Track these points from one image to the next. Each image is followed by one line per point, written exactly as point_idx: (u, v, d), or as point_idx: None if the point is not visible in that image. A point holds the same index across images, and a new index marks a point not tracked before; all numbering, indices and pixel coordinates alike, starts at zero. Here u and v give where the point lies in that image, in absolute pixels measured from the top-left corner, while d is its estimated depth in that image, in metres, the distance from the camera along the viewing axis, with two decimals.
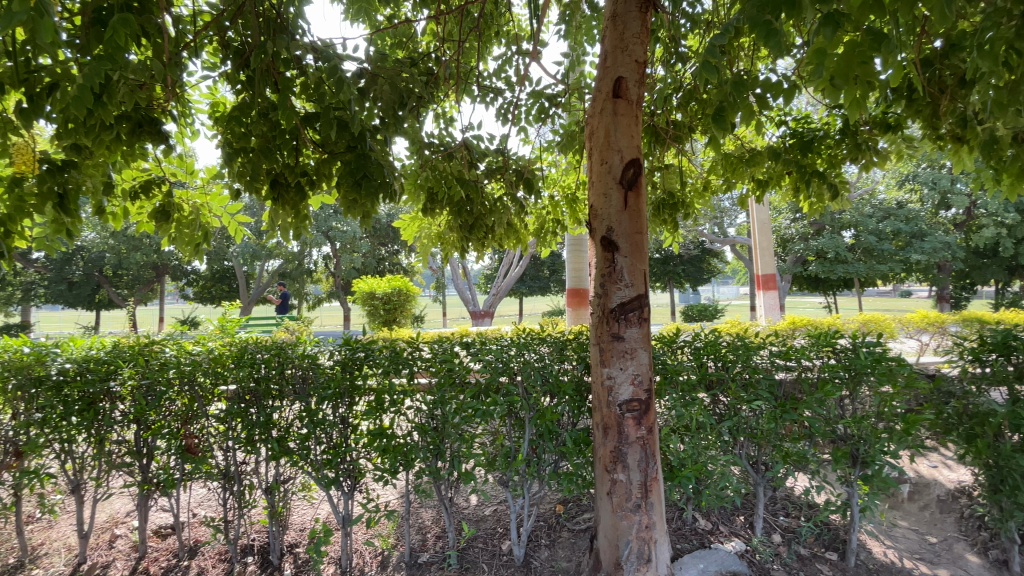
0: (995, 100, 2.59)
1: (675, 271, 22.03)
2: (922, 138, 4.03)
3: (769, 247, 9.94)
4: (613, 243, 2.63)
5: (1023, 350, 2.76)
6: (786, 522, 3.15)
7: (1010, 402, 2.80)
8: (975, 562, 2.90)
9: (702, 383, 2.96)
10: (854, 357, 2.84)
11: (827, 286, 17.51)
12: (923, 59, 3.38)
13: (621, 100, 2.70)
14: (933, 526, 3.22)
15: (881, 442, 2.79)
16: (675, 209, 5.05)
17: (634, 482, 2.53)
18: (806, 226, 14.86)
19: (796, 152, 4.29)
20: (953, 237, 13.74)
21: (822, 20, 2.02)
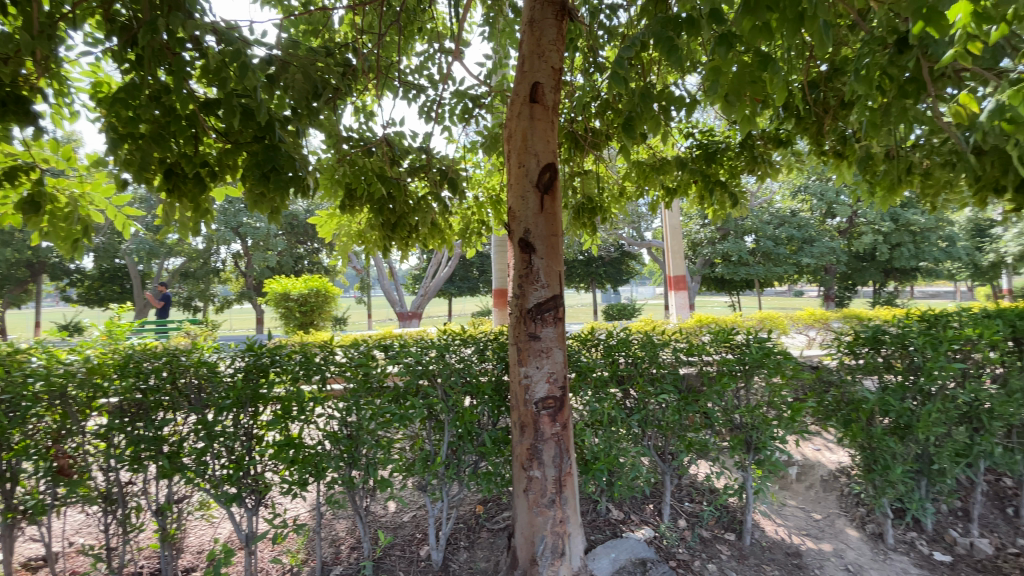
0: (871, 121, 2.91)
1: (599, 272, 22.91)
2: (809, 154, 4.47)
3: (680, 250, 10.60)
4: (530, 244, 2.66)
5: (889, 344, 3.14)
6: (691, 507, 3.36)
7: (878, 389, 3.17)
8: (854, 535, 3.23)
9: (614, 378, 3.11)
10: (748, 352, 3.09)
11: (733, 286, 19.00)
12: (811, 82, 3.75)
13: (538, 105, 2.74)
14: (818, 503, 3.56)
15: (772, 430, 3.05)
16: (594, 213, 5.24)
17: (549, 478, 2.59)
18: (713, 232, 16.06)
19: (701, 163, 4.64)
20: (838, 243, 15.40)
21: (718, 39, 2.16)
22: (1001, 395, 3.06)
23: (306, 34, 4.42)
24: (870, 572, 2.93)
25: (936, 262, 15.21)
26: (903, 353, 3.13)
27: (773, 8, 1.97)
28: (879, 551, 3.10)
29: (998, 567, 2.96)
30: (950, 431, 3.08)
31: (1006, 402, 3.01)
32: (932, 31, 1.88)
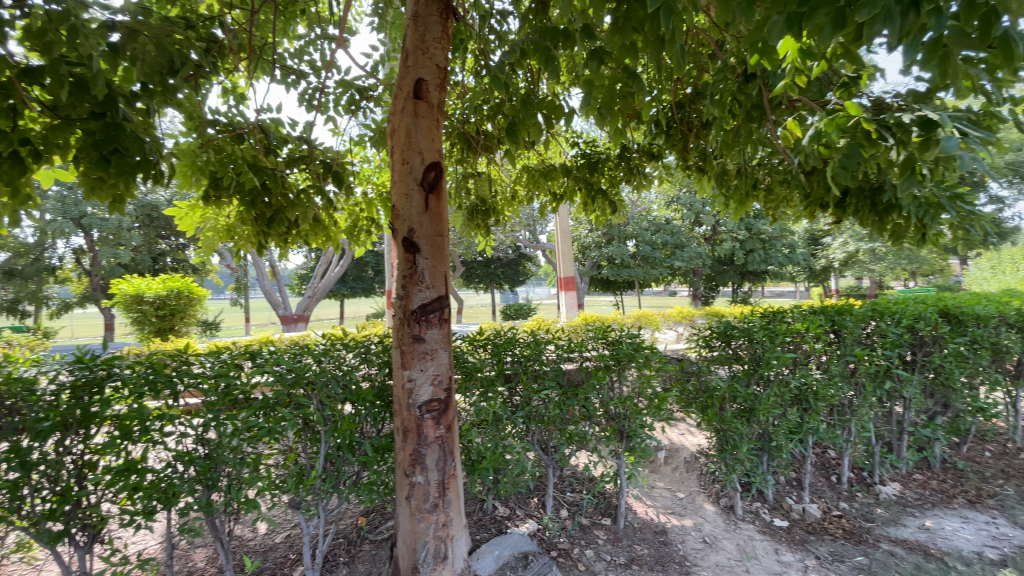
0: (725, 141, 3.28)
1: (496, 273, 23.27)
2: (676, 168, 4.94)
3: (570, 252, 11.12)
4: (414, 244, 2.58)
5: (737, 337, 3.57)
6: (572, 497, 3.53)
7: (729, 377, 3.58)
8: (711, 510, 3.58)
9: (500, 378, 3.15)
10: (620, 347, 3.31)
11: (618, 287, 20.44)
12: (677, 102, 4.15)
13: (422, 102, 2.68)
14: (681, 483, 3.94)
15: (641, 418, 3.31)
16: (487, 215, 5.29)
17: (432, 482, 2.54)
18: (599, 236, 17.16)
19: (585, 171, 4.97)
20: (704, 249, 17.28)
21: (590, 54, 2.27)
22: (823, 379, 3.62)
23: (162, 1, 3.89)
24: (723, 541, 3.24)
25: (780, 266, 17.68)
26: (748, 345, 3.57)
27: (638, 30, 2.13)
28: (731, 522, 3.44)
29: (824, 527, 3.38)
30: (786, 411, 3.57)
31: (826, 384, 3.55)
32: (767, 63, 2.12)
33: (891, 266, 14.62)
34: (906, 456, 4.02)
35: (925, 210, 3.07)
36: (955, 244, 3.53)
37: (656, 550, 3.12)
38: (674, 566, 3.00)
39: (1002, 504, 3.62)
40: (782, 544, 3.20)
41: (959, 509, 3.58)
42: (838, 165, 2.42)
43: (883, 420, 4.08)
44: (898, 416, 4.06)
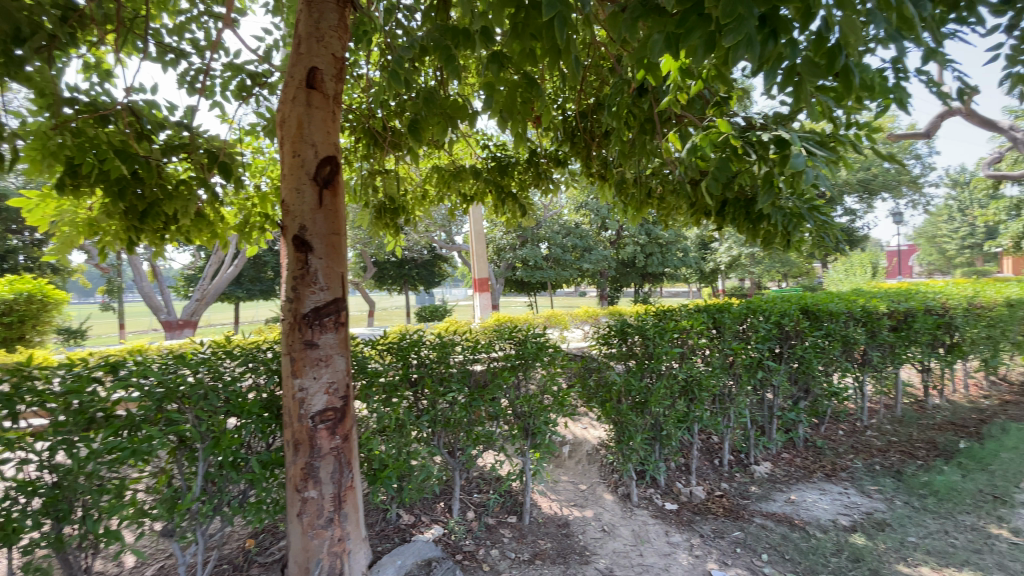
0: (623, 150, 3.47)
1: (410, 274, 22.71)
2: (581, 174, 5.15)
3: (484, 253, 11.11)
4: (306, 242, 2.42)
5: (633, 335, 3.80)
6: (478, 498, 3.54)
7: (625, 372, 3.79)
8: (610, 498, 3.77)
9: (404, 382, 3.06)
10: (524, 347, 3.36)
11: (531, 288, 20.92)
12: (580, 113, 4.35)
13: (316, 92, 2.52)
14: (583, 475, 4.11)
15: (546, 415, 3.38)
16: (396, 214, 5.19)
17: (326, 496, 2.40)
18: (513, 238, 17.44)
19: (495, 174, 5.01)
20: (610, 252, 18.24)
21: (490, 56, 2.28)
22: (706, 370, 3.96)
23: None
24: (620, 528, 3.41)
25: (677, 268, 19.13)
26: (642, 342, 3.81)
27: (536, 37, 2.16)
28: (628, 509, 3.64)
29: (708, 507, 3.68)
30: (674, 402, 3.86)
31: (708, 375, 3.90)
32: (651, 79, 2.23)
33: (768, 268, 16.42)
34: (776, 437, 4.52)
35: (790, 220, 3.48)
36: (814, 250, 4.03)
37: (559, 543, 3.21)
38: (575, 557, 3.10)
39: (850, 475, 4.18)
40: (671, 525, 3.44)
41: (818, 482, 4.07)
42: (712, 177, 2.62)
43: (757, 406, 4.55)
44: (770, 402, 4.56)
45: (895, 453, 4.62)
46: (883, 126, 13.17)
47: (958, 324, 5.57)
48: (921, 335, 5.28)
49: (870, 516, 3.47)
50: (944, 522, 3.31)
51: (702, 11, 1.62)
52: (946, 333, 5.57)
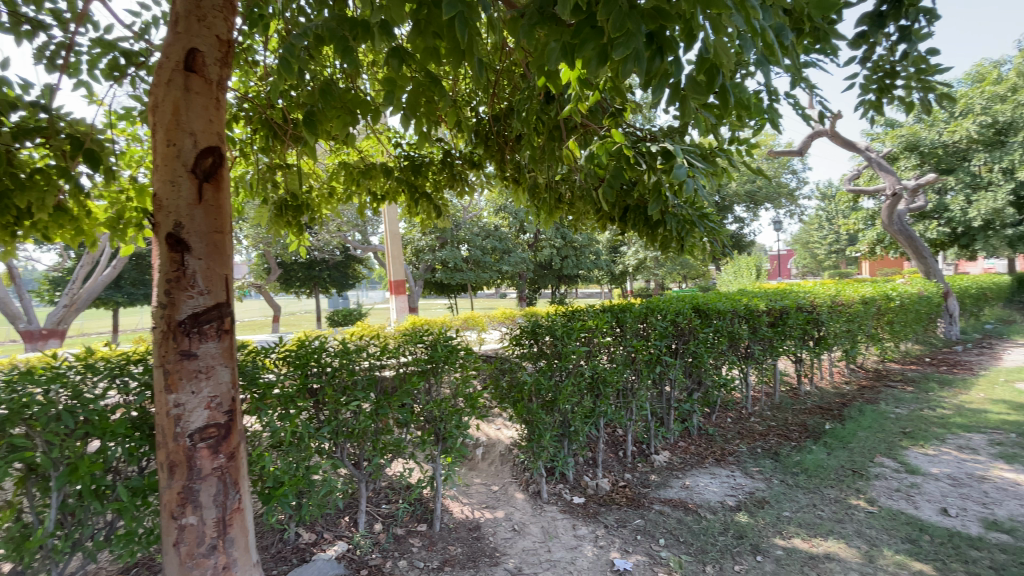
0: (533, 155, 3.54)
1: (320, 276, 21.54)
2: (495, 177, 5.19)
3: (400, 254, 10.80)
4: (183, 241, 2.19)
5: (543, 335, 3.86)
6: (387, 509, 3.43)
7: (536, 372, 3.85)
8: (521, 497, 3.82)
9: (302, 393, 2.86)
10: (434, 351, 3.29)
11: (451, 290, 20.76)
12: (493, 116, 4.39)
13: (195, 76, 2.28)
14: (496, 476, 4.13)
15: (457, 419, 3.34)
16: (300, 211, 4.89)
17: (208, 521, 2.18)
18: (432, 240, 17.14)
19: (407, 173, 4.92)
20: (528, 255, 18.64)
21: (390, 51, 2.20)
22: (610, 366, 4.15)
23: None
24: (530, 526, 3.45)
25: (590, 270, 19.99)
26: (552, 342, 3.89)
27: (438, 36, 2.13)
28: (538, 506, 3.70)
29: (613, 497, 3.84)
30: (581, 399, 3.98)
31: (612, 371, 4.09)
32: (552, 87, 2.27)
33: (671, 270, 17.65)
34: (673, 427, 4.86)
35: (683, 226, 3.79)
36: (706, 254, 4.39)
37: (469, 547, 3.19)
38: (485, 559, 3.09)
39: (737, 459, 4.59)
40: (579, 519, 3.53)
41: (709, 467, 4.42)
42: (607, 185, 2.75)
43: (656, 398, 4.86)
44: (668, 394, 4.89)
45: (774, 436, 5.15)
46: (765, 143, 14.75)
47: (824, 320, 6.35)
48: (794, 330, 5.96)
49: (753, 495, 3.82)
50: (812, 496, 3.73)
51: (594, 24, 1.68)
52: (815, 328, 6.33)
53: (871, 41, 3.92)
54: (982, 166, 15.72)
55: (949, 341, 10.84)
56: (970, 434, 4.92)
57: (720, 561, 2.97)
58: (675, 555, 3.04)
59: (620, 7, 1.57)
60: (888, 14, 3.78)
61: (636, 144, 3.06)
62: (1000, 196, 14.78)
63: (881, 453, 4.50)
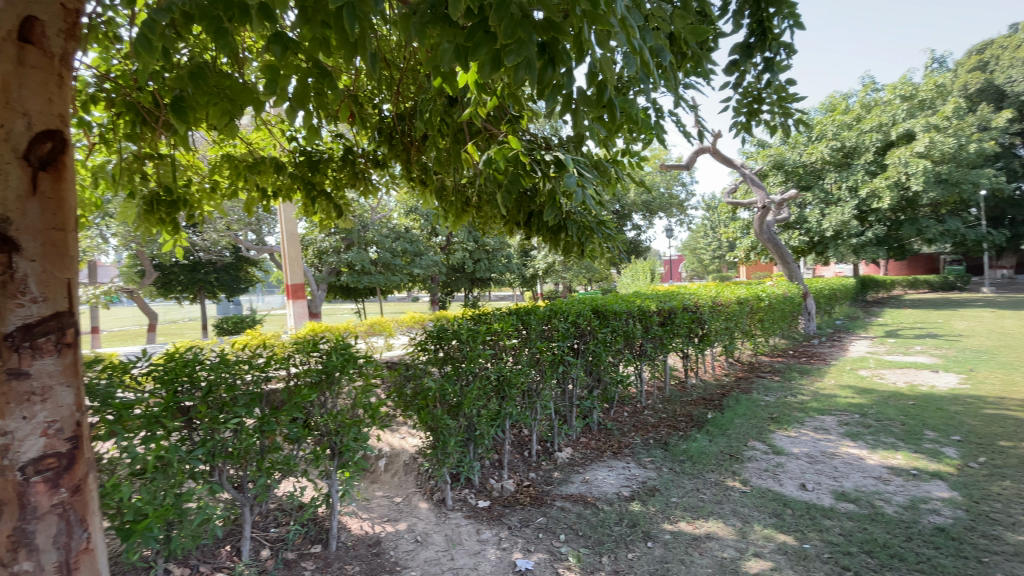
0: (439, 158, 3.52)
1: (206, 279, 19.54)
2: (400, 177, 5.04)
3: (298, 256, 10.09)
4: (9, 240, 1.84)
5: (448, 340, 3.79)
6: (276, 533, 3.18)
7: (441, 377, 3.75)
8: (425, 507, 3.73)
9: (170, 412, 2.54)
10: (328, 360, 3.09)
11: (358, 294, 19.90)
12: (397, 115, 4.26)
13: (31, 47, 1.93)
14: (399, 487, 4.00)
15: (355, 431, 3.17)
16: (176, 208, 4.43)
17: (45, 567, 1.85)
18: (337, 241, 16.29)
19: (304, 169, 4.63)
20: (439, 258, 18.47)
21: (272, 37, 2.04)
22: (515, 368, 4.21)
23: None
24: (434, 535, 3.38)
25: (500, 273, 20.31)
26: (458, 346, 3.83)
27: (327, 26, 2.02)
28: (442, 514, 3.63)
29: (517, 498, 3.88)
30: (487, 402, 3.98)
31: (516, 373, 4.14)
32: (448, 88, 2.23)
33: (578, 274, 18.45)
34: (575, 424, 5.05)
35: (582, 232, 4.01)
36: (604, 259, 4.61)
37: (368, 564, 3.04)
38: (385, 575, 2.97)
39: (632, 451, 4.88)
40: (482, 523, 3.52)
41: (607, 460, 4.66)
42: (505, 190, 2.79)
43: (561, 398, 5.01)
44: (571, 393, 5.07)
45: (665, 427, 5.55)
46: (658, 157, 15.97)
47: (706, 318, 6.99)
48: (681, 328, 6.49)
49: (646, 484, 4.08)
50: (696, 481, 4.07)
51: (487, 29, 1.68)
52: (699, 326, 6.94)
53: (741, 68, 4.39)
54: (834, 185, 18.35)
55: (809, 335, 12.45)
56: (824, 416, 5.67)
57: (615, 550, 3.12)
58: (575, 549, 3.15)
59: (513, 15, 1.59)
60: (755, 46, 4.26)
61: (531, 150, 3.15)
62: (845, 211, 17.33)
63: (753, 437, 5.03)
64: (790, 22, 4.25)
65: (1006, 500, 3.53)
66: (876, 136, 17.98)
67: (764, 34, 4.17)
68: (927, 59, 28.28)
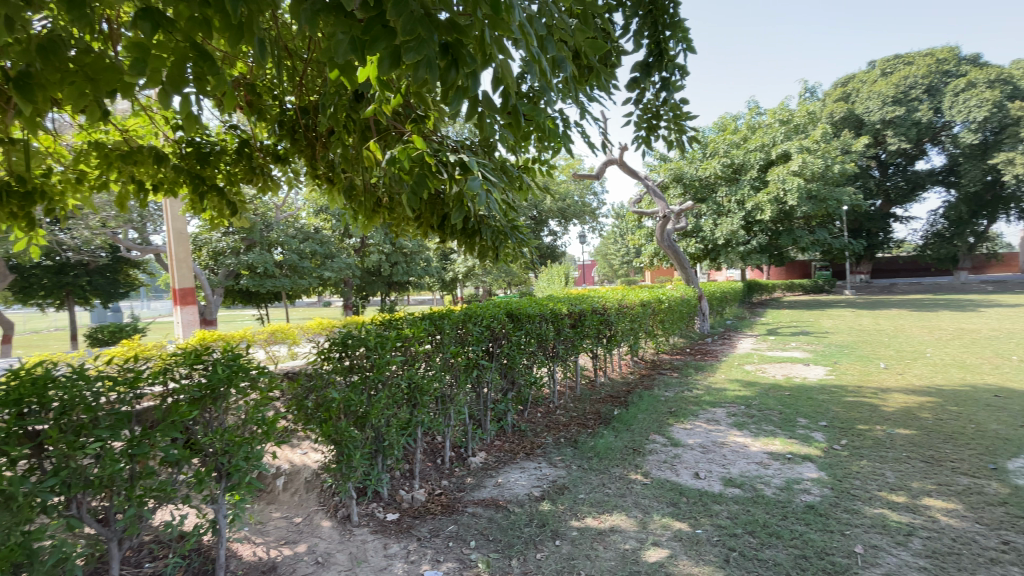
0: (344, 157, 3.37)
1: (76, 283, 17.02)
2: (304, 175, 4.74)
3: (188, 257, 9.11)
4: None
5: (354, 348, 3.58)
6: (151, 568, 2.84)
7: (346, 387, 3.55)
8: (328, 525, 3.52)
9: (12, 438, 2.15)
10: (213, 373, 2.80)
11: (261, 298, 18.49)
12: (300, 108, 4.01)
13: None
14: (300, 506, 3.75)
15: (246, 449, 2.91)
16: (31, 200, 3.84)
17: None
18: (236, 241, 14.43)
19: (192, 162, 4.19)
20: (351, 260, 17.69)
21: (140, 12, 1.84)
22: (427, 374, 4.11)
23: None
24: (336, 555, 3.19)
25: (418, 276, 19.88)
26: (366, 354, 3.64)
27: (208, 6, 1.85)
28: (346, 531, 3.45)
29: (427, 508, 3.79)
30: (395, 411, 3.84)
31: (428, 379, 4.05)
32: (346, 82, 2.13)
33: None
34: (490, 428, 5.05)
35: (496, 236, 4.01)
36: (518, 264, 4.67)
37: None
38: None
39: (544, 451, 4.98)
40: (390, 537, 3.39)
41: (520, 461, 4.70)
42: (410, 191, 2.71)
43: (475, 402, 4.99)
44: (485, 396, 5.07)
45: (575, 426, 5.73)
46: (572, 165, 16.58)
47: (613, 320, 7.34)
48: (590, 330, 6.76)
49: (555, 483, 4.18)
50: (603, 477, 4.24)
51: (385, 24, 1.63)
52: (607, 327, 7.28)
53: (642, 85, 4.67)
54: (724, 199, 20.40)
55: (705, 334, 13.57)
56: (715, 409, 6.18)
57: (524, 552, 3.15)
58: (484, 555, 3.13)
59: (412, 12, 1.55)
60: (653, 65, 4.56)
61: (438, 151, 3.10)
62: (735, 221, 19.16)
63: (654, 431, 5.36)
64: (683, 45, 4.60)
65: (862, 477, 4.06)
66: (759, 155, 20.07)
67: (661, 55, 4.47)
68: (800, 89, 32.15)
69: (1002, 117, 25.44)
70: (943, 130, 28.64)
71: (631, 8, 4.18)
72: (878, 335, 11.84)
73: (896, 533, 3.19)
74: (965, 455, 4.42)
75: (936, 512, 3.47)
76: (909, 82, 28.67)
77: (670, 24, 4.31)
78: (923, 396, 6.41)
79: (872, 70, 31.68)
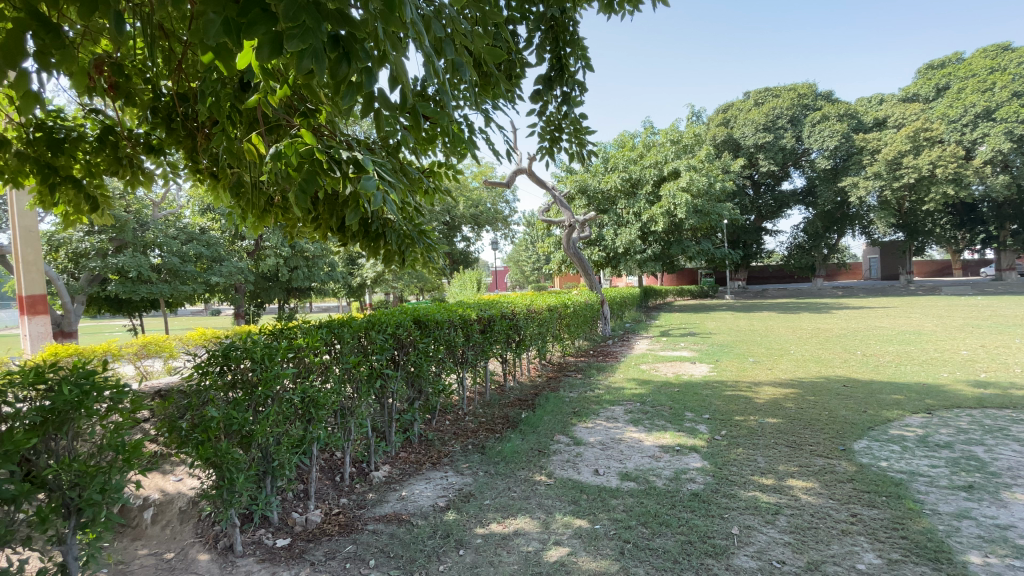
0: (229, 149, 3.08)
1: None
2: (183, 168, 4.27)
3: (39, 260, 7.76)
4: None
5: (238, 360, 3.25)
6: None
7: (228, 405, 3.22)
8: (206, 558, 3.17)
9: None
10: (57, 394, 2.37)
11: (134, 306, 16.33)
12: (178, 94, 3.61)
13: None
14: (172, 541, 3.35)
15: (103, 480, 2.50)
16: None
17: None
18: (103, 240, 12.58)
19: (39, 148, 3.61)
20: (244, 264, 16.30)
21: None
22: (324, 388, 3.86)
23: None
24: None
25: (321, 282, 18.82)
26: (251, 367, 3.32)
27: None
28: (228, 563, 3.12)
29: (323, 529, 3.55)
30: (287, 428, 3.56)
31: (326, 393, 3.80)
32: (224, 67, 1.93)
33: None
34: (394, 439, 4.89)
35: (401, 241, 3.87)
36: (426, 269, 4.56)
37: None
38: None
39: (450, 459, 4.90)
40: (279, 565, 3.13)
41: (425, 472, 4.59)
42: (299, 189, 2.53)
43: (379, 413, 4.80)
44: (390, 407, 4.89)
45: (483, 432, 5.73)
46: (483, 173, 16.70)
47: (521, 325, 7.47)
48: (499, 335, 6.82)
49: (461, 491, 4.13)
50: (508, 481, 4.27)
51: (266, 8, 1.51)
52: (515, 332, 7.38)
53: (544, 98, 4.83)
54: (624, 210, 21.72)
55: (607, 337, 14.31)
56: (615, 407, 6.53)
57: (427, 565, 3.07)
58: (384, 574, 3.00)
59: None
60: (555, 79, 4.74)
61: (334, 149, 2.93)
62: (633, 232, 20.48)
63: (559, 432, 5.51)
64: (582, 63, 4.84)
65: (739, 464, 4.49)
66: (654, 171, 21.68)
67: (562, 70, 4.67)
68: (689, 113, 35.32)
69: (848, 147, 29.91)
70: (803, 156, 32.98)
71: (534, 22, 4.30)
72: (752, 335, 13.31)
73: (766, 513, 3.57)
74: (820, 439, 5.08)
75: (798, 491, 3.94)
76: (777, 112, 32.68)
77: (570, 41, 4.50)
78: (788, 388, 7.28)
79: (747, 100, 35.66)
